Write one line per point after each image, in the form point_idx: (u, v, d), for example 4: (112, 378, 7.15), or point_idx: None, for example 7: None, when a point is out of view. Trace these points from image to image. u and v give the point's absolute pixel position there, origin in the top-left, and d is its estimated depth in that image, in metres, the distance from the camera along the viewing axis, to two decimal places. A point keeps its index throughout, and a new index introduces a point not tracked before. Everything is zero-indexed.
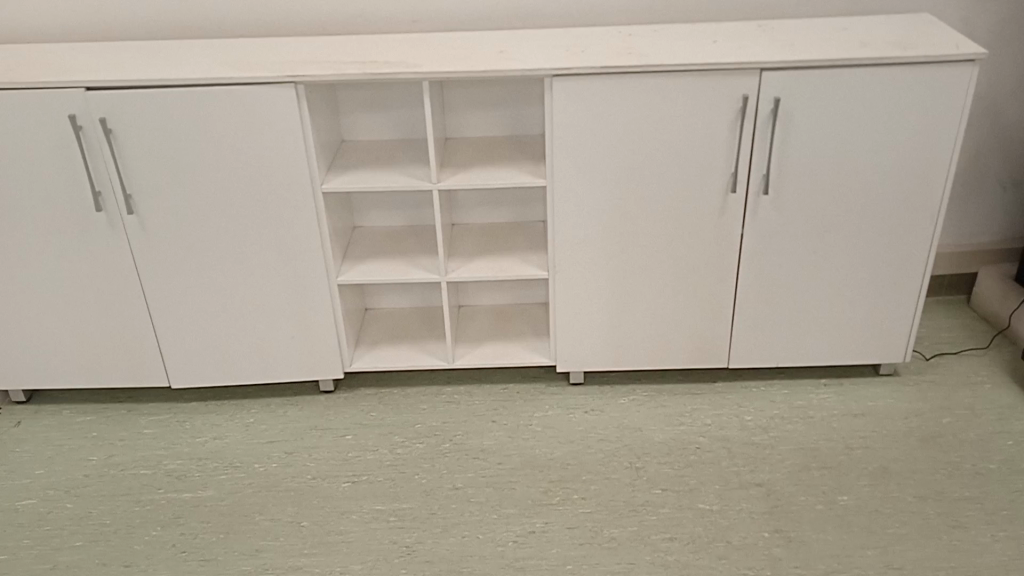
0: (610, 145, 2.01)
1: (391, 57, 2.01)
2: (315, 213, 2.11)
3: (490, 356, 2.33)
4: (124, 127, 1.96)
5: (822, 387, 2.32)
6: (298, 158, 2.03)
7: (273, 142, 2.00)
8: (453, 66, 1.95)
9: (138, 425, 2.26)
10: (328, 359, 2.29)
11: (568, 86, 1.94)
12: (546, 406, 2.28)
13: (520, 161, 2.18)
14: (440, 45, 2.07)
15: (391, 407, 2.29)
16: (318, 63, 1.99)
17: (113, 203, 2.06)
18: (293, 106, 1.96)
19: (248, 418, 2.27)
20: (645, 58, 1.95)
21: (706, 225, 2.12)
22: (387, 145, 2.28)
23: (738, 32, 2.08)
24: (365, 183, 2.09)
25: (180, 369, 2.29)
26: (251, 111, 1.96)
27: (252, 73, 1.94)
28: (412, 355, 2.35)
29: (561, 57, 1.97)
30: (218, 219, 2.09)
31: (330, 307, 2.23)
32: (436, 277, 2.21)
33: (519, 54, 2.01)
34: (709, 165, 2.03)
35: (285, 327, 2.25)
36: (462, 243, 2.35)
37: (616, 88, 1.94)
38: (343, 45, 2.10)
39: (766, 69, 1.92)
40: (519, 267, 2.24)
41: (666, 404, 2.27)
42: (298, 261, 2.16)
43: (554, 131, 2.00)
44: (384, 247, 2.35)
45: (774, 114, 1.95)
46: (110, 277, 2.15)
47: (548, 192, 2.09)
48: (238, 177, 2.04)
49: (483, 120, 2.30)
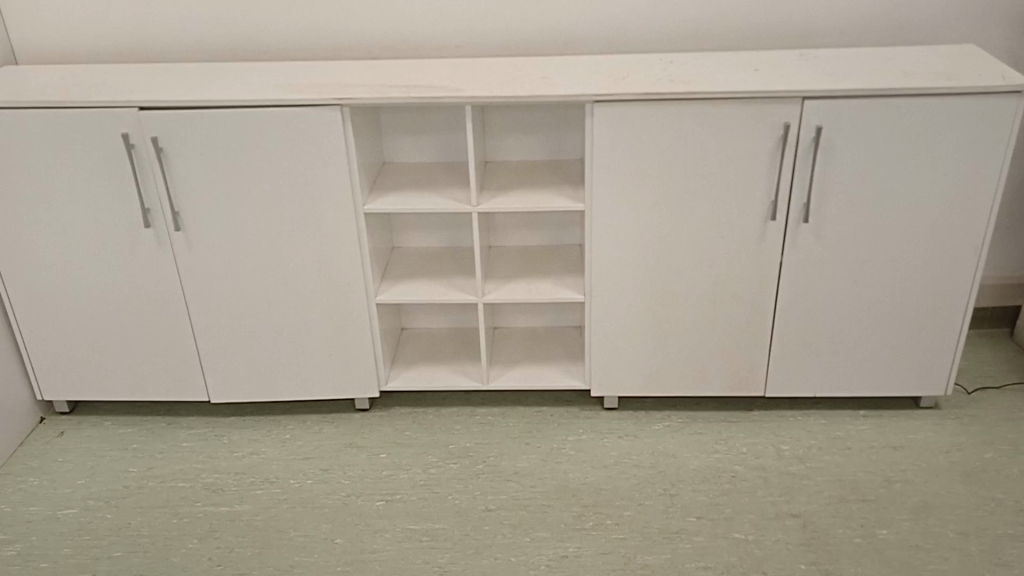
0: (650, 172, 2.02)
1: (435, 81, 2.04)
2: (356, 233, 2.14)
3: (525, 378, 2.34)
4: (174, 146, 2.01)
5: (860, 418, 2.29)
6: (342, 178, 2.06)
7: (317, 163, 2.04)
8: (496, 90, 1.98)
9: (177, 438, 2.29)
10: (364, 377, 2.31)
11: (610, 112, 1.96)
12: (580, 430, 2.27)
13: (559, 185, 2.20)
14: (482, 70, 2.10)
15: (425, 427, 2.30)
16: (364, 86, 2.03)
17: (160, 220, 2.10)
18: (338, 128, 2.00)
19: (284, 434, 2.30)
20: (686, 85, 1.96)
21: (744, 252, 2.11)
22: (428, 168, 2.31)
23: (780, 60, 2.09)
24: (406, 204, 2.12)
25: (219, 384, 2.32)
26: (297, 131, 2.00)
27: (300, 96, 1.98)
28: (447, 375, 2.36)
29: (603, 84, 1.99)
30: (262, 238, 2.13)
31: (369, 326, 2.26)
32: (474, 298, 2.22)
33: (561, 80, 2.03)
34: (748, 192, 2.03)
35: (324, 345, 2.27)
36: (499, 265, 2.37)
37: (657, 114, 1.95)
38: (388, 69, 2.14)
39: (808, 98, 1.91)
40: (556, 290, 2.25)
41: (701, 432, 2.25)
42: (339, 279, 2.19)
43: (594, 156, 2.02)
44: (422, 267, 2.37)
45: (816, 142, 1.95)
46: (155, 292, 2.20)
47: (588, 216, 2.10)
48: (282, 196, 2.08)
49: (523, 144, 2.32)
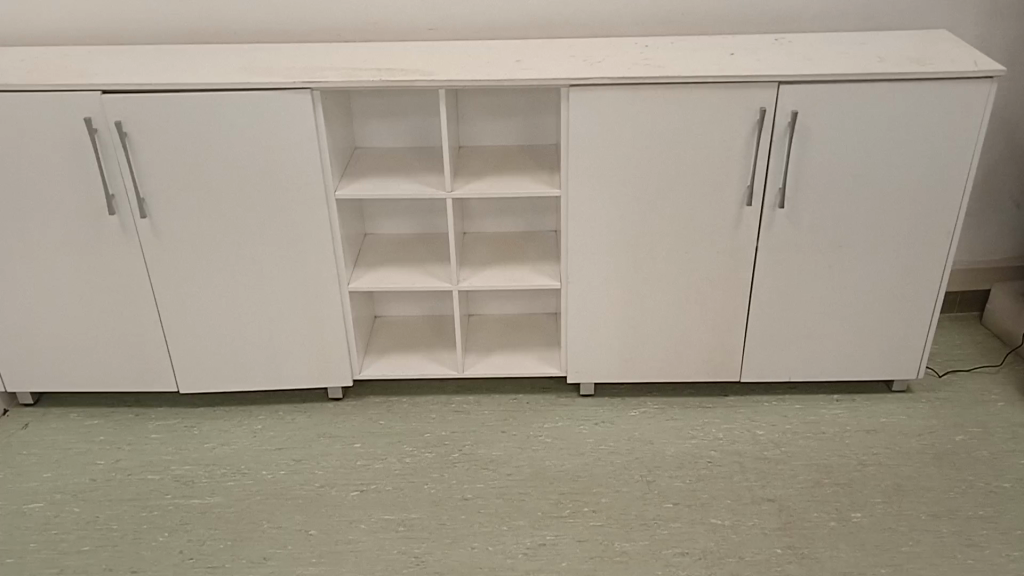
0: (626, 157, 2.01)
1: (407, 65, 2.00)
2: (328, 219, 2.10)
3: (500, 365, 2.32)
4: (141, 131, 1.96)
5: (834, 402, 2.30)
6: (313, 163, 2.02)
7: (288, 147, 2.00)
8: (471, 74, 1.95)
9: (146, 430, 2.25)
10: (338, 366, 2.28)
11: (586, 96, 1.94)
12: (556, 417, 2.26)
13: (534, 171, 2.17)
14: (456, 54, 2.07)
15: (400, 416, 2.28)
16: (335, 69, 1.99)
17: (126, 207, 2.05)
18: (309, 111, 1.96)
19: (256, 424, 2.26)
20: (663, 70, 1.94)
21: (720, 238, 2.11)
22: (401, 153, 2.28)
23: (755, 45, 2.08)
24: (379, 190, 2.09)
25: (189, 374, 2.28)
26: (268, 116, 1.96)
27: (269, 80, 1.93)
28: (422, 363, 2.34)
29: (578, 68, 1.97)
30: (232, 225, 2.08)
31: (341, 315, 2.23)
32: (448, 285, 2.20)
33: (536, 64, 2.00)
34: (724, 177, 2.03)
35: (296, 334, 2.24)
36: (473, 251, 2.34)
37: (634, 99, 1.94)
38: (359, 52, 2.10)
39: (784, 83, 1.91)
40: (532, 276, 2.23)
41: (677, 418, 2.25)
42: (311, 267, 2.15)
43: (569, 141, 2.00)
44: (395, 254, 2.34)
45: (791, 128, 1.94)
46: (121, 281, 2.15)
47: (564, 203, 2.09)
48: (252, 182, 2.04)
49: (497, 129, 2.29)
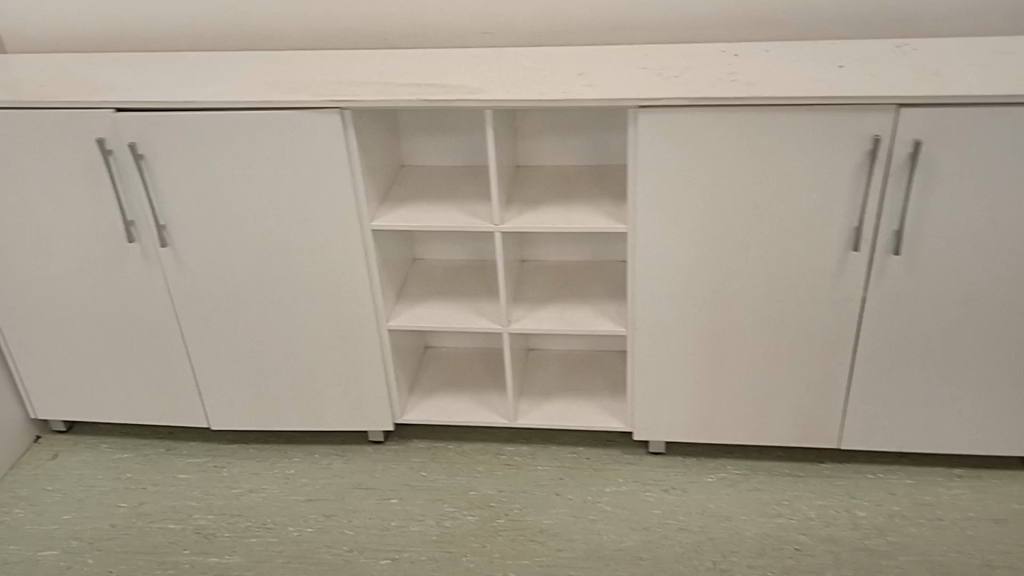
0: (706, 190, 1.69)
1: (452, 78, 1.73)
2: (363, 252, 1.87)
3: (558, 416, 2.05)
4: (157, 154, 1.77)
5: (954, 479, 1.93)
6: (344, 190, 1.78)
7: (316, 173, 1.77)
8: (522, 91, 1.66)
9: (173, 469, 2.09)
10: (377, 409, 2.06)
11: (658, 119, 1.62)
12: (619, 480, 1.98)
13: (599, 198, 1.87)
14: (509, 65, 1.78)
15: (444, 469, 2.04)
16: (369, 84, 1.73)
17: (146, 233, 1.87)
18: (338, 133, 1.72)
19: (289, 469, 2.07)
20: (754, 88, 1.61)
21: (820, 286, 1.76)
22: (452, 173, 2.01)
23: (873, 54, 1.71)
24: (419, 220, 1.83)
25: (219, 410, 2.10)
26: (292, 137, 1.73)
27: (293, 97, 1.70)
28: (470, 408, 2.09)
29: (652, 84, 1.65)
30: (259, 256, 1.88)
31: (380, 355, 2.00)
32: (498, 326, 1.93)
33: (601, 78, 1.69)
34: (827, 216, 1.68)
35: (332, 374, 2.03)
36: (531, 284, 2.06)
37: (718, 123, 1.61)
38: (401, 62, 1.84)
39: (906, 105, 1.54)
40: (594, 319, 1.94)
41: (761, 489, 1.93)
42: (346, 301, 1.93)
43: (638, 169, 1.69)
44: (444, 284, 2.09)
45: (913, 160, 1.58)
46: (145, 311, 1.98)
47: (631, 240, 1.78)
48: (278, 210, 1.82)
49: (561, 147, 2.00)
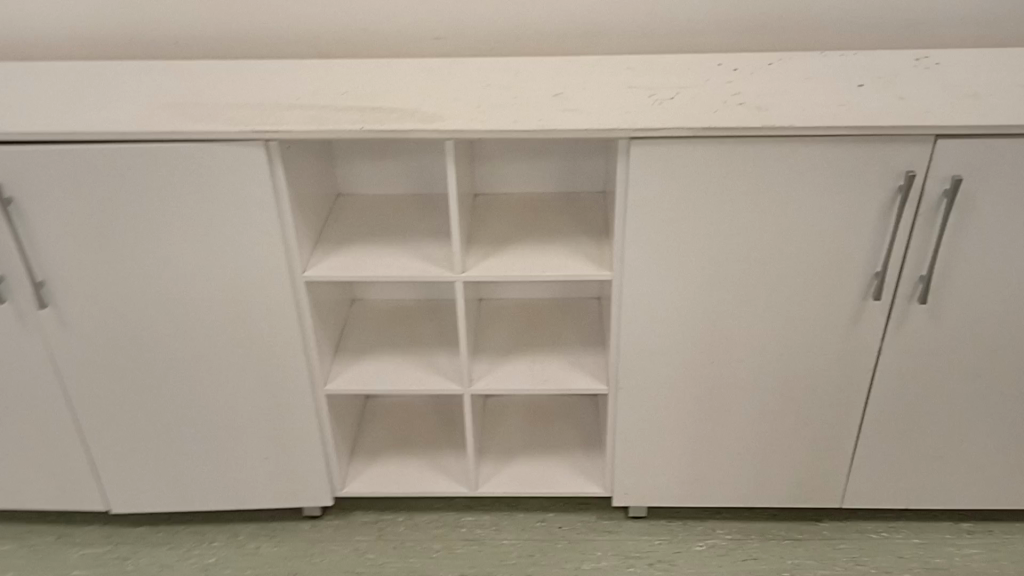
0: (707, 232, 1.44)
1: (401, 101, 1.41)
2: (296, 307, 1.55)
3: (526, 480, 1.78)
4: (29, 196, 1.41)
5: (964, 536, 1.75)
6: (270, 236, 1.46)
7: (234, 216, 1.43)
8: (489, 118, 1.36)
9: (66, 564, 1.74)
10: (314, 483, 1.75)
11: (654, 151, 1.35)
12: (599, 554, 1.73)
13: (575, 235, 1.60)
14: (469, 81, 1.48)
15: (395, 549, 1.75)
16: (298, 107, 1.40)
17: (18, 291, 1.51)
18: (261, 169, 1.39)
19: (209, 558, 1.74)
20: (767, 114, 1.36)
21: (831, 337, 1.54)
22: (399, 203, 1.70)
23: (891, 71, 1.48)
24: (362, 269, 1.51)
25: (120, 493, 1.75)
26: (204, 174, 1.39)
27: (203, 125, 1.36)
28: (424, 475, 1.80)
29: (645, 109, 1.38)
30: (166, 314, 1.54)
31: (317, 422, 1.69)
32: (458, 387, 1.64)
33: (582, 100, 1.41)
34: (844, 261, 1.45)
35: (259, 447, 1.70)
36: (491, 330, 1.78)
37: (725, 156, 1.36)
38: (335, 77, 1.51)
39: (943, 138, 1.32)
40: (569, 375, 1.66)
41: (758, 559, 1.71)
42: (275, 366, 1.60)
43: (628, 209, 1.42)
44: (390, 331, 1.78)
45: (948, 200, 1.36)
46: (22, 382, 1.61)
47: (616, 289, 1.52)
48: (187, 260, 1.48)
49: (525, 172, 1.72)
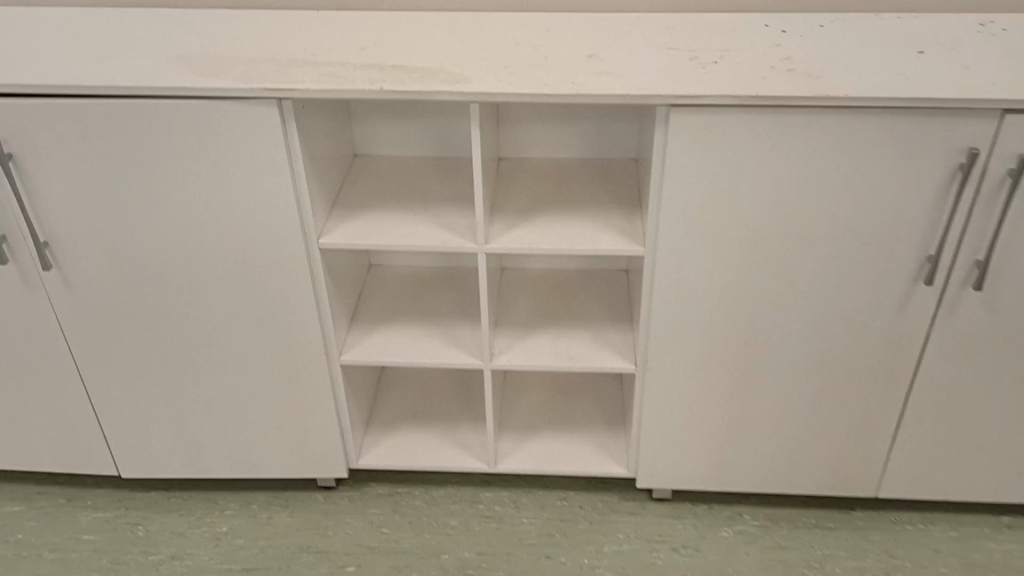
0: (748, 208, 1.34)
1: (423, 59, 1.32)
2: (310, 275, 1.48)
3: (547, 458, 1.72)
4: (32, 152, 1.34)
5: (1005, 531, 1.67)
6: (283, 201, 1.38)
7: (246, 178, 1.36)
8: (517, 80, 1.26)
9: (75, 528, 1.71)
10: (329, 455, 1.70)
11: (695, 121, 1.26)
12: (620, 537, 1.67)
13: (605, 206, 1.51)
14: (496, 39, 1.38)
15: (410, 524, 1.70)
16: (313, 64, 1.32)
17: (23, 251, 1.45)
18: (274, 129, 1.31)
19: (220, 526, 1.70)
20: (819, 82, 1.25)
21: (875, 322, 1.45)
22: (415, 166, 1.62)
23: (955, 37, 1.36)
24: (380, 237, 1.44)
25: (130, 458, 1.71)
26: (213, 133, 1.31)
27: (213, 82, 1.28)
28: (441, 449, 1.75)
29: (686, 74, 1.28)
30: (174, 279, 1.47)
31: (331, 393, 1.63)
32: (478, 362, 1.57)
33: (618, 63, 1.31)
34: (894, 243, 1.35)
35: (271, 416, 1.65)
36: (514, 302, 1.70)
37: (772, 127, 1.25)
38: (354, 32, 1.42)
39: (1012, 113, 1.21)
40: (595, 352, 1.58)
41: (786, 548, 1.65)
42: (288, 335, 1.54)
43: (664, 181, 1.33)
44: (408, 300, 1.71)
45: (1013, 180, 1.26)
46: (29, 343, 1.56)
47: (648, 265, 1.43)
48: (196, 223, 1.41)
49: (553, 137, 1.63)
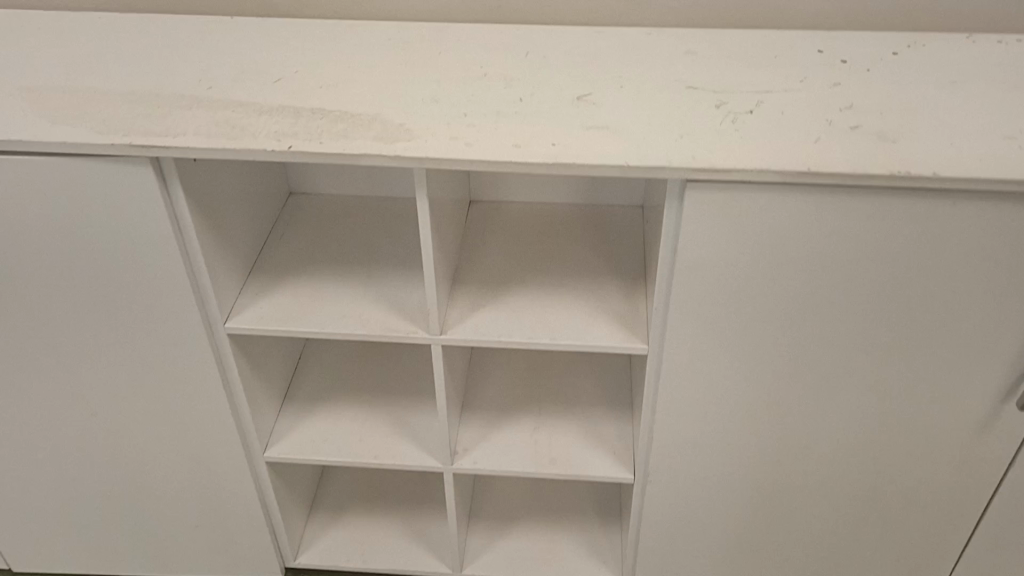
0: (788, 307, 1.00)
1: (355, 101, 0.98)
2: (218, 364, 1.15)
3: (524, 563, 1.42)
4: None
5: None
6: (174, 281, 1.04)
7: (120, 253, 1.02)
8: (478, 137, 0.92)
9: None
10: (260, 555, 1.40)
11: (722, 199, 0.91)
12: None
13: (599, 279, 1.18)
14: (456, 70, 1.03)
15: None
16: (206, 106, 0.97)
17: None
18: (152, 196, 0.96)
19: None
20: (893, 150, 0.91)
21: (945, 442, 1.12)
22: (363, 212, 1.30)
23: None
24: (306, 321, 1.10)
25: (22, 552, 1.41)
26: (70, 200, 0.97)
27: (64, 130, 0.93)
28: (396, 547, 1.44)
29: (710, 132, 0.93)
30: (43, 367, 1.14)
31: (258, 491, 1.31)
32: (437, 465, 1.25)
33: (619, 110, 0.96)
34: (979, 355, 1.02)
35: (186, 516, 1.34)
36: (488, 377, 1.38)
37: (827, 209, 0.91)
38: (269, 53, 1.07)
39: None
40: (584, 454, 1.26)
41: None
42: (196, 430, 1.22)
43: (677, 271, 0.99)
44: (355, 370, 1.39)
45: None
46: None
47: (654, 365, 1.10)
48: (61, 306, 1.07)
49: (537, 179, 1.29)
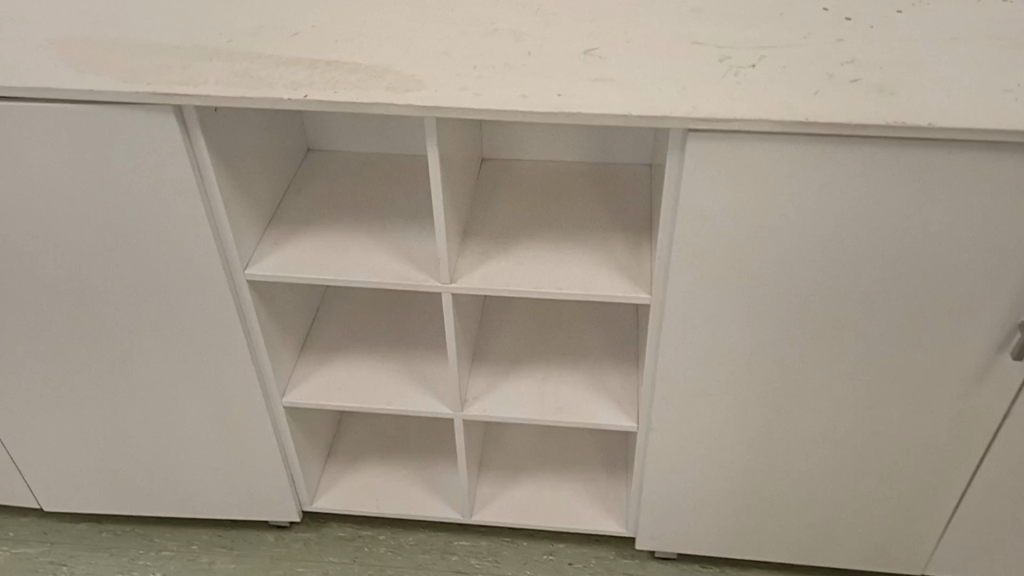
0: (787, 257, 1.03)
1: (369, 53, 1.01)
2: (238, 310, 1.19)
3: (531, 510, 1.47)
4: None
5: None
6: (196, 226, 1.09)
7: (145, 199, 1.06)
8: (487, 88, 0.95)
9: None
10: (279, 498, 1.46)
11: (722, 149, 0.94)
12: None
13: (606, 232, 1.21)
14: (468, 25, 1.06)
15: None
16: (228, 57, 1.01)
17: None
18: (175, 143, 1.01)
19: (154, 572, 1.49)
20: (891, 102, 0.93)
21: (940, 393, 1.15)
22: (378, 168, 1.34)
23: None
24: (322, 269, 1.15)
25: (53, 492, 1.48)
26: (97, 146, 1.01)
27: (91, 79, 0.97)
28: (408, 492, 1.50)
29: (712, 85, 0.96)
30: (71, 311, 1.19)
31: (276, 435, 1.37)
32: (447, 412, 1.29)
33: (624, 63, 0.99)
34: (973, 306, 1.05)
35: (207, 458, 1.40)
36: (498, 329, 1.42)
37: (823, 160, 0.94)
38: (288, 8, 1.10)
39: None
40: (589, 403, 1.30)
41: None
42: (216, 374, 1.27)
43: (679, 221, 1.02)
44: (370, 321, 1.44)
45: None
46: None
47: (657, 316, 1.14)
48: (89, 252, 1.12)
49: (548, 136, 1.33)
